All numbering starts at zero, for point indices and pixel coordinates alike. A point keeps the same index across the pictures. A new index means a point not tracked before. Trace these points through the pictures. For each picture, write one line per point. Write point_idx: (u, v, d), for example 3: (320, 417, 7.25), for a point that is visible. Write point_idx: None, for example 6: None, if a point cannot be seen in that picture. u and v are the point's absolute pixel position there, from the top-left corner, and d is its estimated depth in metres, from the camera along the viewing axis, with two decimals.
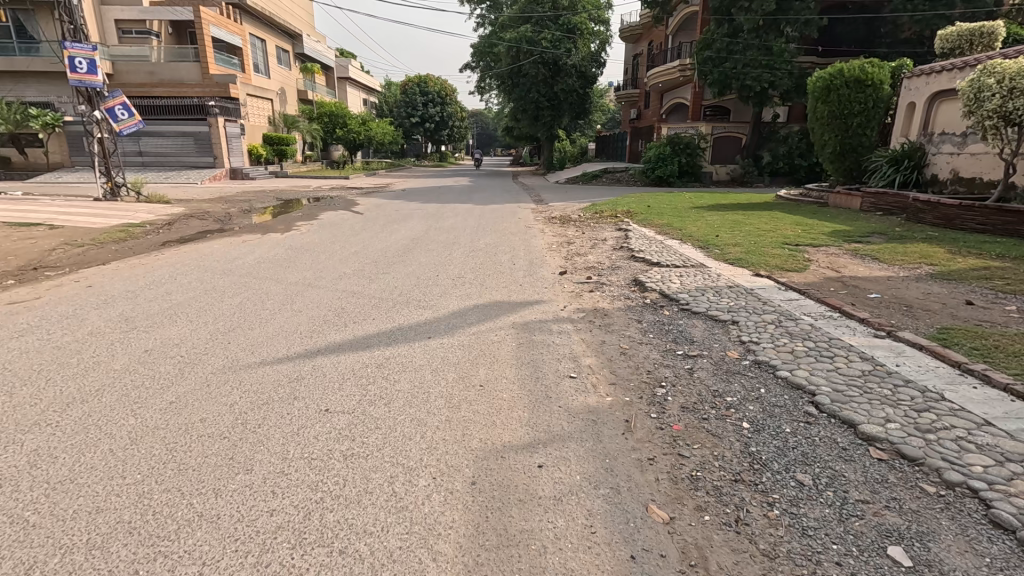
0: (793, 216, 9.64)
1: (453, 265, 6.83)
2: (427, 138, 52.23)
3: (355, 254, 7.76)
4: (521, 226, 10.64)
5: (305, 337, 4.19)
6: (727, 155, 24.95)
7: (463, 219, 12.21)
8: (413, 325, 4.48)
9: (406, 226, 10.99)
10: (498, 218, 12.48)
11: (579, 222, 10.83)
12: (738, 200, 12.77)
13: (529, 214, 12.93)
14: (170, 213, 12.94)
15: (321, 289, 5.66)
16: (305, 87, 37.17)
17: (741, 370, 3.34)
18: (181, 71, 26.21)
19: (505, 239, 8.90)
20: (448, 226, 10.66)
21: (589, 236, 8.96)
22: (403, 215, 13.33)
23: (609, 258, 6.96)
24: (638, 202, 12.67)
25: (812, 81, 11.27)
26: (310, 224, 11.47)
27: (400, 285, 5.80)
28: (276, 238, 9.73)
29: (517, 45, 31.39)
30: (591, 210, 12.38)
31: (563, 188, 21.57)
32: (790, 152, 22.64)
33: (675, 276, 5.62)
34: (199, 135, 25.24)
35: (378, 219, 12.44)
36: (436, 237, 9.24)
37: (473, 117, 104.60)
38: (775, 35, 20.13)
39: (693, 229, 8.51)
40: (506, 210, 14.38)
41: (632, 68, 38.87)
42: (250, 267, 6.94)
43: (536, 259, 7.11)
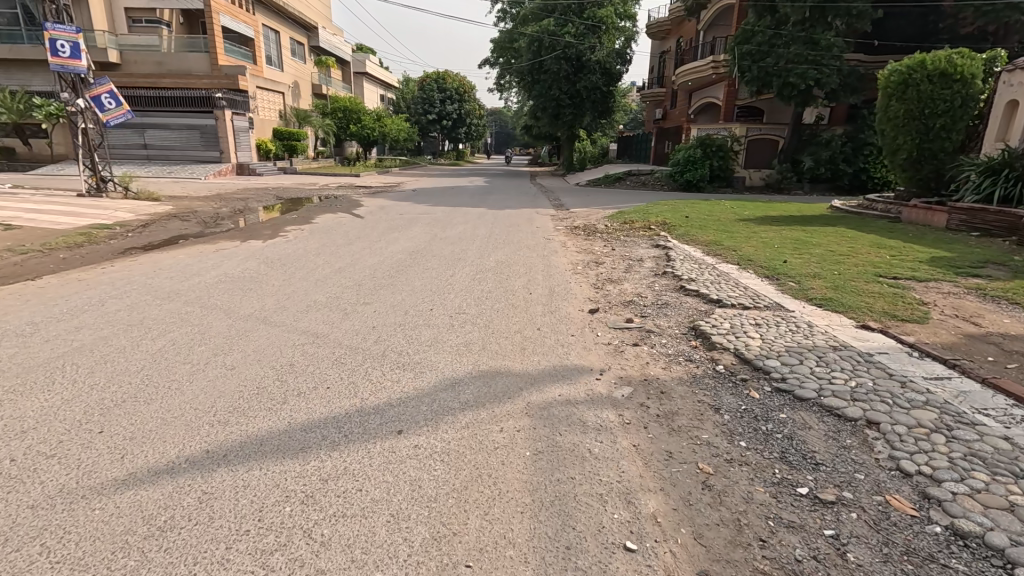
0: (866, 234, 8.06)
1: (454, 292, 5.48)
2: (444, 135, 51.11)
3: (340, 271, 6.45)
4: (539, 237, 9.26)
5: (217, 425, 2.82)
6: (761, 158, 23.13)
7: (474, 226, 10.86)
8: (381, 407, 3.07)
9: (408, 233, 9.70)
10: (513, 226, 11.10)
11: (606, 234, 9.40)
12: (789, 210, 11.17)
13: (549, 222, 11.53)
14: (153, 212, 11.79)
15: (276, 331, 4.31)
16: (320, 81, 36.24)
17: (939, 559, 1.85)
18: (191, 62, 25.32)
19: (520, 255, 7.50)
20: (456, 235, 9.31)
21: (621, 254, 7.51)
22: (407, 219, 12.03)
23: (651, 290, 5.51)
24: (673, 211, 11.15)
25: (884, 75, 9.65)
26: (302, 229, 10.23)
27: (379, 326, 4.42)
28: (257, 245, 8.47)
29: (538, 38, 30.01)
30: (619, 220, 10.95)
31: (584, 191, 20.14)
32: (834, 157, 20.88)
33: (749, 326, 4.15)
34: (205, 129, 24.51)
35: (379, 223, 11.18)
36: (440, 250, 7.89)
37: (492, 116, 103.62)
38: (822, 28, 18.42)
39: (749, 250, 7.01)
40: (522, 215, 13.02)
41: (658, 66, 37.25)
42: (207, 288, 5.67)
43: (558, 287, 5.70)
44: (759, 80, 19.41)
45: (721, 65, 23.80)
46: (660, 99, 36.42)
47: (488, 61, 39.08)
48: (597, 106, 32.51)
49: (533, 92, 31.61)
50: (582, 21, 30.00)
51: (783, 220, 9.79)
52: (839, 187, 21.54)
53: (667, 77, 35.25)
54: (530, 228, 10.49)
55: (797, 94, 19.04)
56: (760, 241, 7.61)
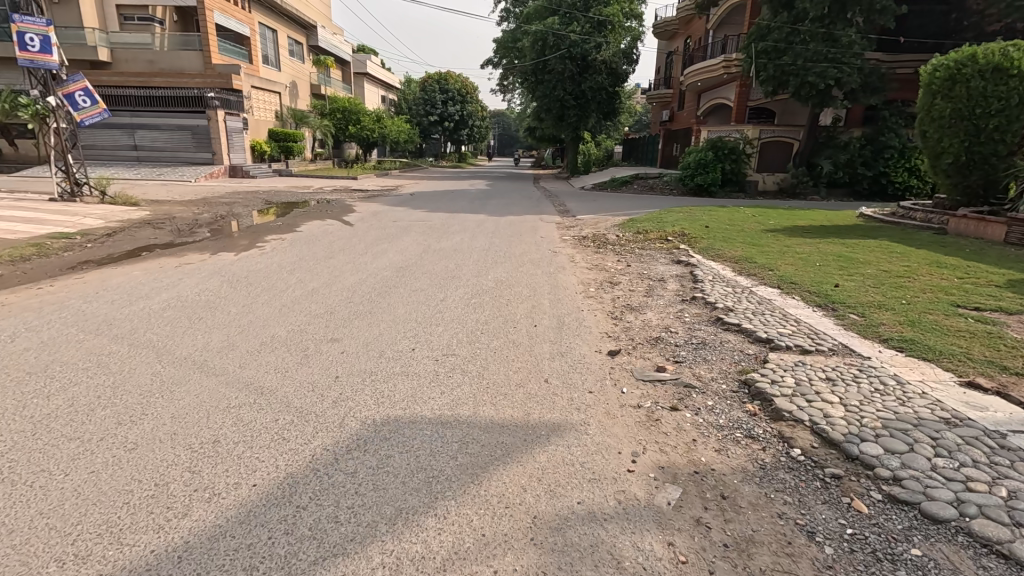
0: (915, 248, 7.10)
1: (443, 324, 4.57)
2: (446, 137, 50.27)
3: (313, 294, 5.53)
4: (544, 249, 8.35)
5: (73, 566, 1.89)
6: (774, 162, 22.11)
7: (472, 234, 9.97)
8: (323, 523, 2.13)
9: (400, 242, 8.80)
10: (515, 235, 10.20)
11: (618, 247, 8.47)
12: (816, 219, 10.24)
13: (556, 231, 10.64)
14: (126, 219, 10.93)
15: (212, 383, 3.38)
16: (319, 81, 35.48)
17: None
18: (183, 60, 24.55)
19: (523, 273, 6.58)
20: (453, 247, 8.40)
21: (637, 272, 6.60)
22: (401, 226, 11.12)
23: (681, 323, 4.56)
24: (689, 220, 10.26)
25: (927, 70, 8.77)
26: (283, 237, 9.33)
27: (343, 378, 3.46)
28: (229, 259, 7.56)
29: (542, 37, 29.11)
30: (631, 229, 10.04)
31: (590, 196, 19.27)
32: (852, 161, 19.98)
33: (820, 382, 3.20)
34: (197, 129, 23.58)
35: (369, 231, 10.28)
36: (433, 265, 6.98)
37: (494, 119, 103.04)
38: (843, 24, 17.47)
39: (786, 268, 6.10)
40: (525, 223, 12.13)
41: (665, 67, 36.39)
42: (147, 317, 4.74)
43: (568, 317, 4.76)
44: (774, 80, 18.48)
45: (732, 64, 22.82)
46: (667, 100, 35.45)
47: (491, 61, 38.25)
48: (602, 107, 31.58)
49: (537, 93, 30.68)
50: (587, 19, 29.12)
51: (814, 230, 8.86)
52: (857, 192, 20.61)
53: (674, 78, 34.37)
54: (534, 238, 9.60)
55: (816, 94, 18.08)
56: (797, 257, 6.67)
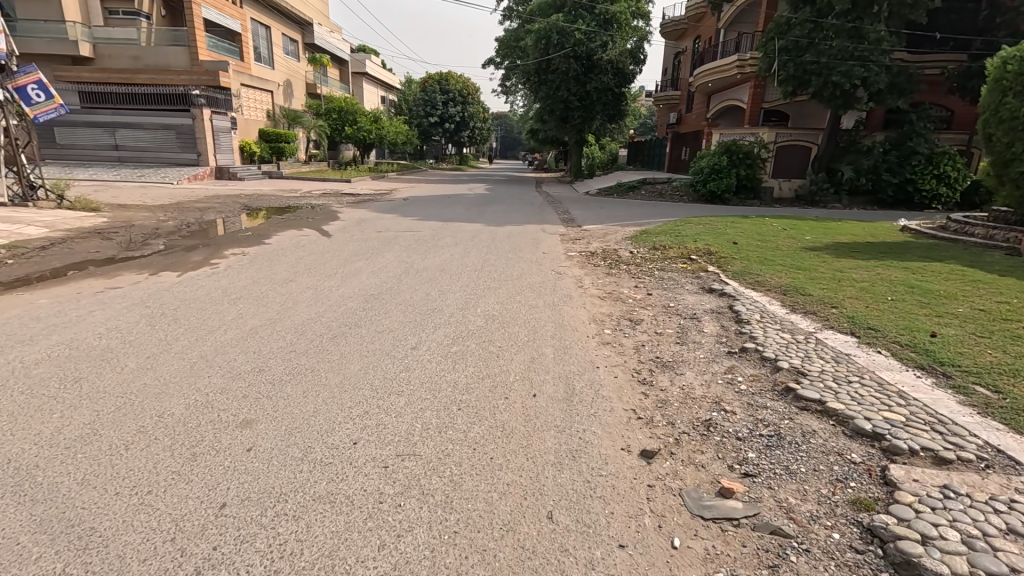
0: (997, 276, 5.86)
1: (410, 391, 3.35)
2: (447, 139, 49.14)
3: (248, 337, 4.28)
4: (545, 269, 7.13)
5: None
6: (791, 167, 20.77)
7: (464, 248, 8.74)
8: None
9: (380, 258, 7.59)
10: (514, 248, 8.95)
11: (632, 268, 7.23)
12: (857, 234, 9.00)
13: (560, 244, 9.41)
14: (77, 226, 9.73)
15: (13, 524, 2.11)
16: (315, 80, 34.41)
17: None
18: (169, 56, 23.42)
19: (520, 306, 5.31)
20: (440, 266, 7.16)
21: (662, 304, 5.36)
22: (385, 236, 9.90)
23: (736, 395, 3.30)
24: (711, 233, 9.04)
25: (995, 63, 7.61)
26: (245, 251, 8.09)
27: (229, 511, 2.20)
28: (169, 280, 6.32)
29: (546, 35, 27.89)
30: (645, 244, 8.83)
31: (596, 202, 18.07)
32: (876, 166, 18.89)
33: (1009, 545, 1.94)
34: (181, 128, 22.36)
35: (347, 243, 9.03)
36: (410, 293, 5.72)
37: (497, 121, 102.15)
38: (870, 20, 16.25)
39: (851, 303, 4.87)
40: (526, 233, 10.93)
41: (674, 68, 35.26)
42: (6, 376, 3.48)
43: (579, 382, 3.52)
44: (795, 80, 17.27)
45: (747, 64, 21.57)
46: (675, 102, 34.23)
47: (493, 61, 37.13)
48: (607, 109, 30.36)
49: (540, 93, 29.45)
50: (594, 17, 27.98)
51: (861, 249, 7.61)
52: (880, 200, 19.38)
53: (683, 79, 33.24)
54: (537, 253, 8.36)
55: (840, 95, 16.85)
56: (857, 286, 5.42)
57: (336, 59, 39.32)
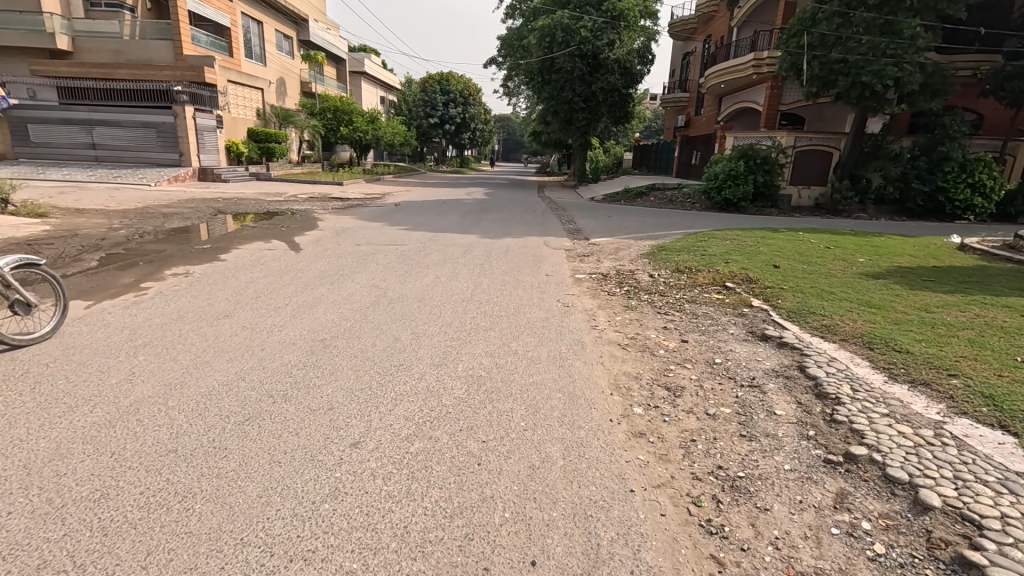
0: None
1: (331, 554, 2.03)
2: (447, 141, 47.93)
3: (114, 424, 2.92)
4: (547, 299, 5.80)
5: None
6: (811, 173, 19.28)
7: (454, 267, 7.42)
8: None
9: (348, 283, 6.27)
10: (511, 266, 7.65)
11: (655, 298, 5.91)
12: (915, 255, 7.69)
13: (565, 263, 8.10)
14: (7, 237, 8.40)
15: None
16: (310, 79, 33.24)
17: None
18: (153, 51, 22.17)
19: (516, 362, 3.96)
20: (420, 295, 5.83)
21: (705, 362, 4.02)
22: (365, 251, 8.59)
23: (876, 572, 1.96)
24: (742, 252, 7.73)
25: None
26: (190, 271, 6.77)
27: None
28: (72, 313, 5.00)
29: (550, 32, 26.64)
30: (665, 265, 7.51)
31: (603, 210, 16.75)
32: (905, 174, 17.60)
33: None
34: (163, 127, 21.09)
35: (317, 259, 7.74)
36: (371, 338, 4.39)
37: (500, 123, 101.03)
38: (904, 14, 14.94)
39: (971, 369, 3.54)
40: (527, 246, 9.63)
41: (683, 69, 34.03)
42: None
43: (604, 535, 2.16)
44: (820, 80, 16.00)
45: (764, 63, 20.32)
46: (684, 105, 32.95)
47: (495, 61, 35.95)
48: (614, 111, 29.08)
49: (544, 93, 28.21)
50: (600, 15, 26.73)
51: (931, 276, 6.29)
52: (908, 210, 18.10)
53: (691, 81, 32.03)
54: (540, 275, 7.05)
55: (869, 96, 15.56)
56: (962, 339, 4.11)
57: (333, 58, 38.14)
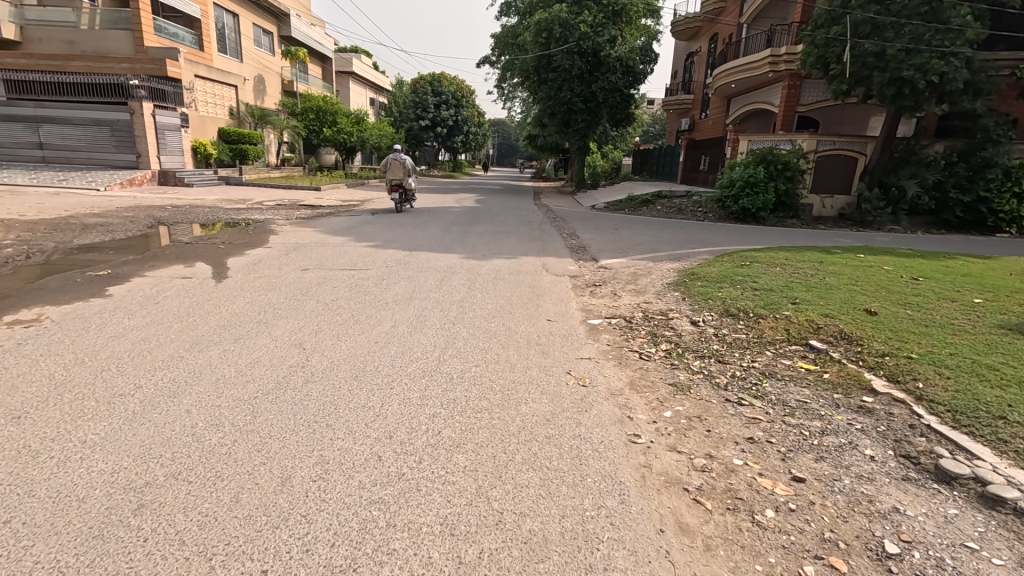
0: None
1: None
2: (438, 144, 45.98)
3: None
4: (551, 373, 3.83)
5: None
6: (835, 180, 17.49)
7: (420, 307, 5.44)
8: None
9: (256, 340, 4.27)
10: (500, 303, 5.70)
11: (714, 368, 3.98)
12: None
13: (573, 298, 6.14)
14: None
15: None
16: (292, 77, 31.29)
17: None
18: (109, 41, 20.03)
19: (496, 567, 1.97)
20: (360, 366, 3.85)
21: (870, 556, 2.06)
22: (311, 279, 6.60)
23: None
24: (807, 286, 5.85)
25: None
26: (43, 317, 4.77)
27: None
28: None
29: (547, 27, 24.86)
30: (706, 304, 5.63)
31: (608, 220, 14.87)
32: (942, 182, 15.86)
33: None
34: (117, 125, 19.05)
35: (241, 294, 5.78)
36: (233, 487, 2.39)
37: (495, 127, 99.78)
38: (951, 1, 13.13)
39: None
40: (523, 271, 7.70)
41: (686, 70, 32.40)
42: None
43: None
44: (854, 76, 14.22)
45: (781, 60, 18.65)
46: (687, 107, 31.27)
47: (489, 60, 34.18)
48: (614, 112, 27.27)
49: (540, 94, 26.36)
50: (601, 9, 24.96)
51: None
52: (944, 222, 16.36)
53: (696, 82, 30.41)
54: (539, 320, 5.11)
55: (908, 95, 13.77)
56: None
57: (318, 56, 36.17)
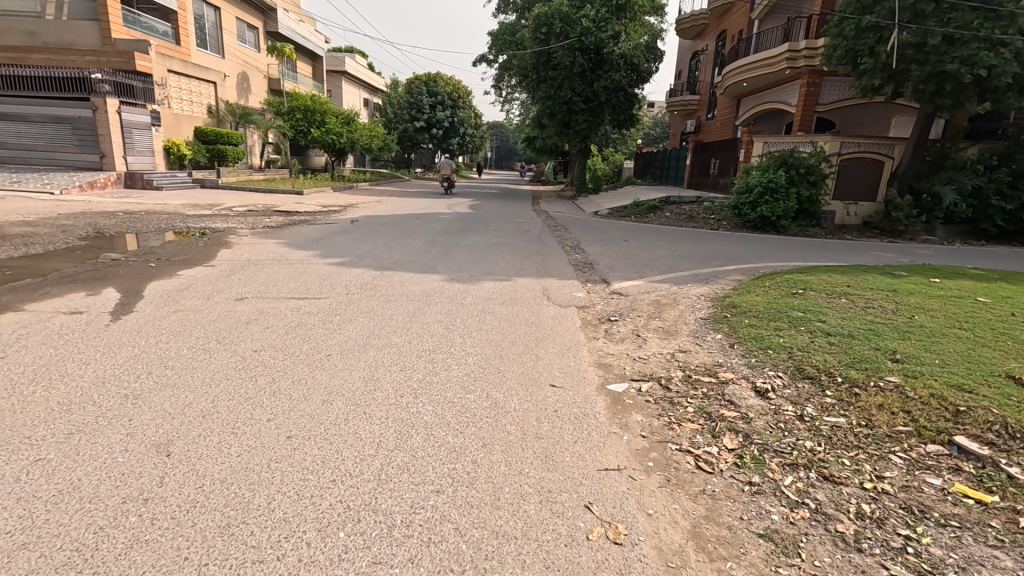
0: None
1: None
2: (434, 146, 44.55)
3: None
4: (559, 514, 2.30)
5: None
6: (860, 186, 16.07)
7: (373, 365, 3.90)
8: None
9: (95, 439, 2.73)
10: (486, 356, 4.17)
11: (823, 496, 2.47)
12: None
13: (584, 343, 4.61)
14: None
15: None
16: (280, 74, 29.86)
17: None
18: (73, 32, 18.41)
19: None
20: (240, 500, 2.31)
21: None
22: (243, 314, 5.08)
23: None
24: (899, 332, 4.35)
25: None
26: None
27: None
28: None
29: (546, 22, 23.41)
30: (768, 358, 4.12)
31: (614, 229, 13.44)
32: (982, 189, 14.42)
33: None
34: (79, 123, 17.59)
35: (133, 340, 4.27)
36: None
37: (492, 129, 98.84)
38: None
39: None
40: (519, 296, 6.23)
41: (691, 69, 31.12)
42: None
43: None
44: (888, 70, 12.79)
45: (800, 55, 17.31)
46: (694, 108, 29.86)
47: (486, 59, 32.79)
48: (617, 113, 25.84)
49: (539, 93, 24.94)
50: (604, 2, 23.55)
51: None
52: (983, 232, 14.90)
53: (701, 82, 29.13)
54: (538, 389, 3.57)
55: (950, 92, 12.33)
56: None
57: (308, 53, 34.73)
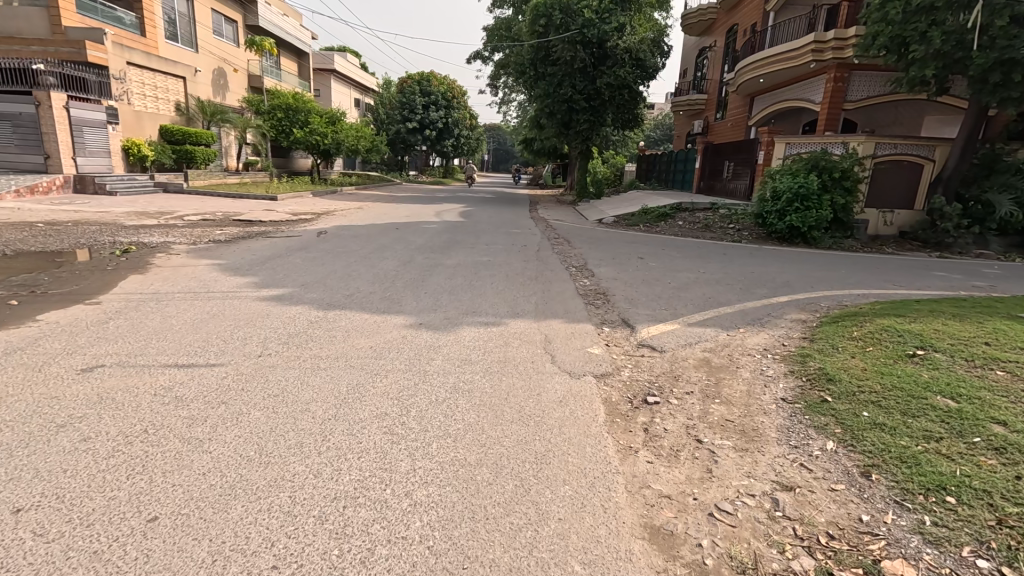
0: None
1: None
2: (428, 148, 42.74)
3: None
4: None
5: None
6: (898, 193, 14.30)
7: (213, 565, 1.99)
8: None
9: None
10: (442, 524, 2.27)
11: None
12: None
13: (616, 470, 2.74)
14: None
15: None
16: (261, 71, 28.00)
17: None
18: (20, 19, 16.57)
19: None
20: None
21: None
22: (62, 406, 3.15)
23: None
24: None
25: None
26: None
27: None
28: None
29: (546, 13, 21.75)
30: (962, 523, 2.26)
31: (623, 243, 11.64)
32: None
33: None
34: (20, 119, 15.67)
35: None
36: None
37: (491, 132, 97.11)
38: None
39: None
40: (510, 354, 4.38)
41: (698, 67, 29.44)
42: None
43: None
44: (943, 58, 11.03)
45: (827, 47, 15.57)
46: (701, 108, 28.11)
47: (481, 56, 31.04)
48: (621, 112, 24.03)
49: (537, 90, 23.19)
50: None
51: None
52: None
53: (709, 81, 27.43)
54: None
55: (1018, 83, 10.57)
56: None
57: (293, 50, 32.92)
